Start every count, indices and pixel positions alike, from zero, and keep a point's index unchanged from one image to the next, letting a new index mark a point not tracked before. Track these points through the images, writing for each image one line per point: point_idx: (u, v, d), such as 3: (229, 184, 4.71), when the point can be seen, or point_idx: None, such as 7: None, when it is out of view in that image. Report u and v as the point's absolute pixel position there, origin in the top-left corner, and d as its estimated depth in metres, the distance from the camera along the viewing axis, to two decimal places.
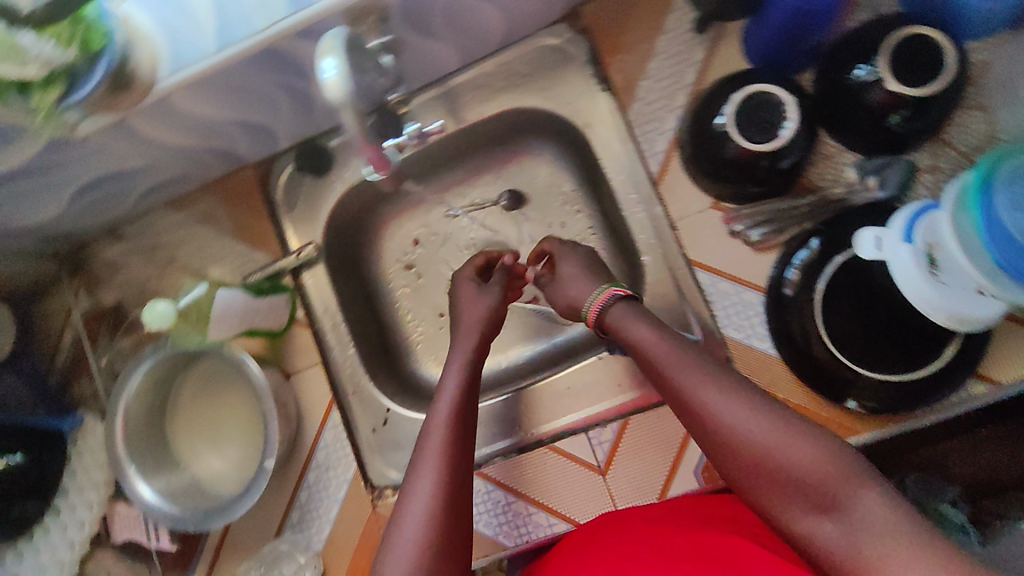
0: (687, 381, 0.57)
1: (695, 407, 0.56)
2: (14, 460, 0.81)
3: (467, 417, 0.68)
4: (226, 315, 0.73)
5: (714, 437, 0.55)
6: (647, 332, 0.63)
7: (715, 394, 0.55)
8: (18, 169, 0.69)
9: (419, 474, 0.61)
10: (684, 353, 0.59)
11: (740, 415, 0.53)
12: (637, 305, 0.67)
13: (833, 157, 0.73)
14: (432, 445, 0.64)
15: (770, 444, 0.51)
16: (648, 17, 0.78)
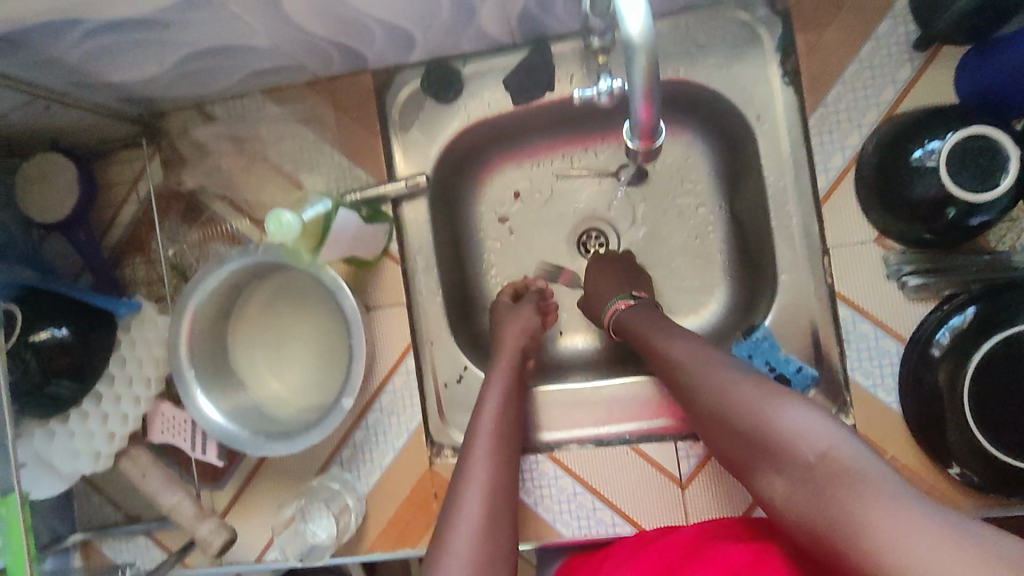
0: (716, 389, 0.58)
1: (720, 416, 0.56)
2: (59, 334, 0.70)
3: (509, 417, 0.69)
4: (341, 236, 0.66)
5: (740, 437, 0.54)
6: (674, 344, 0.65)
7: (736, 391, 0.56)
8: (138, 17, 0.59)
9: (467, 469, 0.63)
10: (709, 360, 0.61)
11: (772, 414, 0.52)
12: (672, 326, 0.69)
13: (1020, 222, 0.68)
14: (476, 444, 0.66)
15: (780, 425, 0.51)
16: (860, 17, 0.70)
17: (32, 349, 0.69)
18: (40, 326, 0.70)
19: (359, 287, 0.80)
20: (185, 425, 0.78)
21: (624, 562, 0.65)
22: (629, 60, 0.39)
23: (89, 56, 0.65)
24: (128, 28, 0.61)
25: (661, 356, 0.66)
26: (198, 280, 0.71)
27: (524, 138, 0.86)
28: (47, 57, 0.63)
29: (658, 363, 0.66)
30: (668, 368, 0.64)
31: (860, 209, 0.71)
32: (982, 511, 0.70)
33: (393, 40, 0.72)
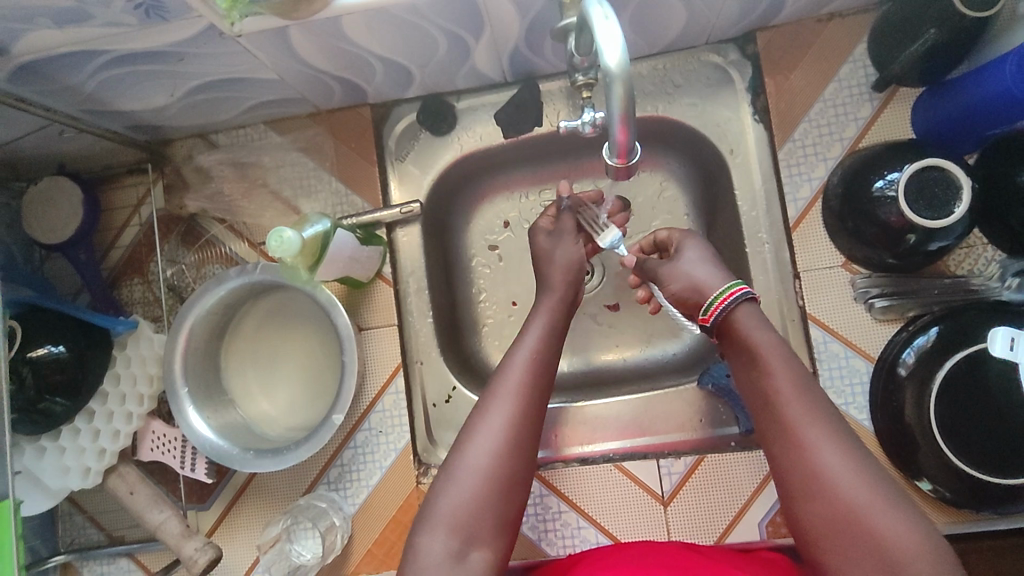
0: (814, 450, 0.53)
1: (814, 483, 0.52)
2: (55, 350, 0.71)
3: (549, 354, 0.67)
4: (338, 256, 0.69)
5: (831, 510, 0.51)
6: (778, 372, 0.57)
7: (837, 468, 0.52)
8: (154, 50, 0.63)
9: (495, 395, 0.63)
10: (813, 408, 0.55)
11: (874, 508, 0.50)
12: (773, 334, 0.60)
13: (975, 248, 0.74)
14: (508, 376, 0.64)
15: (880, 524, 0.49)
16: (823, 61, 0.77)
17: (30, 365, 0.70)
18: (39, 342, 0.71)
19: (351, 309, 0.83)
20: (176, 442, 0.79)
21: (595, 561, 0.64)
22: (606, 84, 0.43)
23: (103, 85, 0.69)
24: (143, 60, 0.65)
25: (759, 384, 0.58)
26: (196, 298, 0.74)
27: (512, 169, 0.91)
28: (65, 85, 0.67)
29: (753, 381, 0.59)
30: (765, 389, 0.57)
31: (828, 238, 0.76)
32: (950, 527, 0.74)
33: (392, 75, 0.77)
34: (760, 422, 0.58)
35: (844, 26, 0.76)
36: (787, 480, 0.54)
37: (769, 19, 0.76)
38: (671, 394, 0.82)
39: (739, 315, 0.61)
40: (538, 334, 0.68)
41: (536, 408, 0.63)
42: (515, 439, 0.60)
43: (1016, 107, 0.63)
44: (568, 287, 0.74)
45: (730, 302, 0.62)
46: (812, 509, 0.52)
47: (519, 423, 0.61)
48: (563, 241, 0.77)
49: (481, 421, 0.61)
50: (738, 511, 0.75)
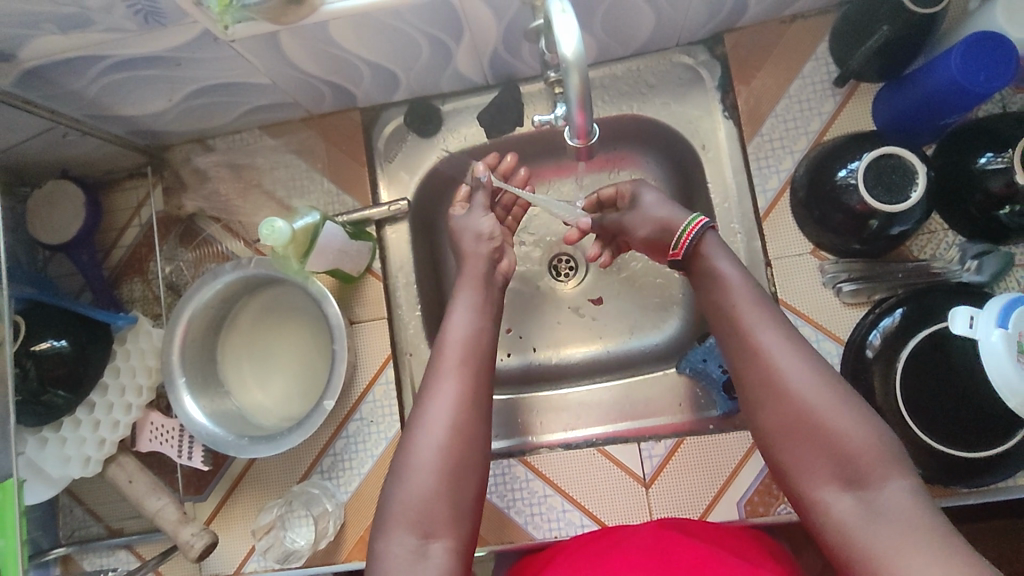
0: (771, 356, 0.63)
1: (772, 384, 0.62)
2: (58, 345, 0.75)
3: (479, 339, 0.72)
4: (327, 249, 0.73)
5: (786, 406, 0.61)
6: (739, 291, 0.67)
7: (794, 369, 0.61)
8: (152, 55, 0.67)
9: (438, 389, 0.67)
10: (766, 318, 0.64)
11: (824, 404, 0.59)
12: (733, 261, 0.69)
13: (937, 234, 0.77)
14: (445, 370, 0.68)
15: (833, 417, 0.59)
16: (787, 59, 0.81)
17: (32, 359, 0.73)
18: (42, 337, 0.74)
19: (342, 303, 0.87)
20: (174, 432, 0.81)
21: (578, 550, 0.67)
22: (562, 74, 0.48)
23: (105, 90, 0.73)
24: (142, 65, 0.69)
25: (721, 300, 0.67)
26: (194, 292, 0.77)
27: None
28: (68, 90, 0.71)
29: (718, 301, 0.68)
30: (729, 306, 0.66)
31: (796, 226, 0.80)
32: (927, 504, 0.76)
33: (379, 79, 0.81)
34: (725, 335, 0.67)
35: (806, 27, 0.81)
36: (749, 387, 0.64)
37: (735, 21, 0.80)
38: (651, 381, 0.85)
39: (705, 243, 0.70)
40: (465, 321, 0.72)
41: (475, 396, 0.67)
42: (457, 429, 0.65)
43: (964, 96, 0.66)
44: (485, 264, 0.77)
45: (694, 233, 0.70)
46: (772, 409, 0.61)
47: (459, 416, 0.66)
48: (479, 218, 0.80)
49: (425, 413, 0.66)
50: (718, 491, 0.77)
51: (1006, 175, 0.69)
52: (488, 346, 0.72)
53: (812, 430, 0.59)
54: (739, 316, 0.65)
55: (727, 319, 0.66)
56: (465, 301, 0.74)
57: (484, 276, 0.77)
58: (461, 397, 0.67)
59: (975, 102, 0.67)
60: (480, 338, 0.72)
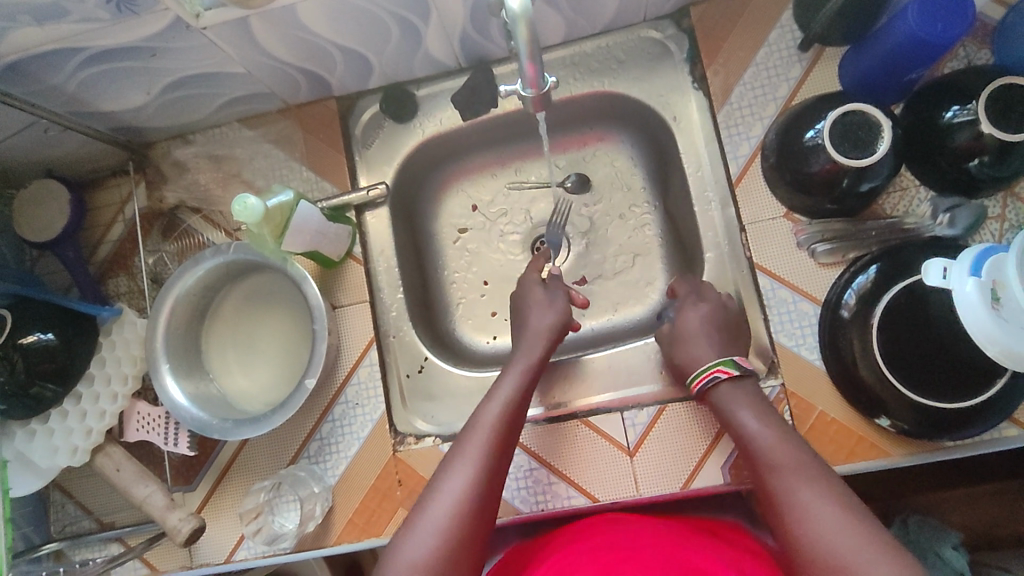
0: (800, 511, 0.58)
1: (805, 546, 0.56)
2: (44, 338, 0.76)
3: (514, 418, 0.70)
4: (304, 228, 0.74)
5: (825, 574, 0.54)
6: (772, 445, 0.64)
7: (825, 521, 0.56)
8: (125, 46, 0.68)
9: (463, 449, 0.67)
10: (800, 470, 0.61)
11: (834, 539, 0.55)
12: (756, 408, 0.69)
13: (909, 191, 0.78)
14: (476, 439, 0.67)
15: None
16: (752, 28, 0.82)
17: (21, 352, 0.74)
18: (28, 330, 0.75)
19: (325, 288, 0.87)
20: (160, 419, 0.82)
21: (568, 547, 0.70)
22: (512, 29, 0.50)
23: (83, 85, 0.74)
24: (118, 57, 0.70)
25: (754, 456, 0.65)
26: (176, 279, 0.78)
27: (474, 153, 0.96)
28: (47, 85, 0.72)
29: (750, 457, 0.66)
30: (766, 459, 0.63)
31: (768, 191, 0.80)
32: (910, 459, 0.75)
33: (352, 65, 0.83)
34: (761, 495, 0.63)
35: None
36: (789, 553, 0.58)
37: None
38: (633, 352, 0.85)
39: (717, 392, 0.72)
40: (507, 398, 0.71)
41: (499, 466, 0.66)
42: (477, 496, 0.63)
43: (926, 49, 0.67)
44: (546, 344, 0.78)
45: (709, 379, 0.73)
46: (812, 574, 0.55)
47: (482, 474, 0.65)
48: (554, 304, 0.81)
49: (447, 475, 0.65)
50: (700, 457, 0.78)
51: (973, 127, 0.69)
52: (521, 420, 0.72)
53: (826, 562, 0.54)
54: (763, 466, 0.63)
55: (759, 473, 0.64)
56: (510, 382, 0.73)
57: (532, 362, 0.76)
58: (488, 464, 0.66)
59: (936, 54, 0.68)
60: (517, 414, 0.71)
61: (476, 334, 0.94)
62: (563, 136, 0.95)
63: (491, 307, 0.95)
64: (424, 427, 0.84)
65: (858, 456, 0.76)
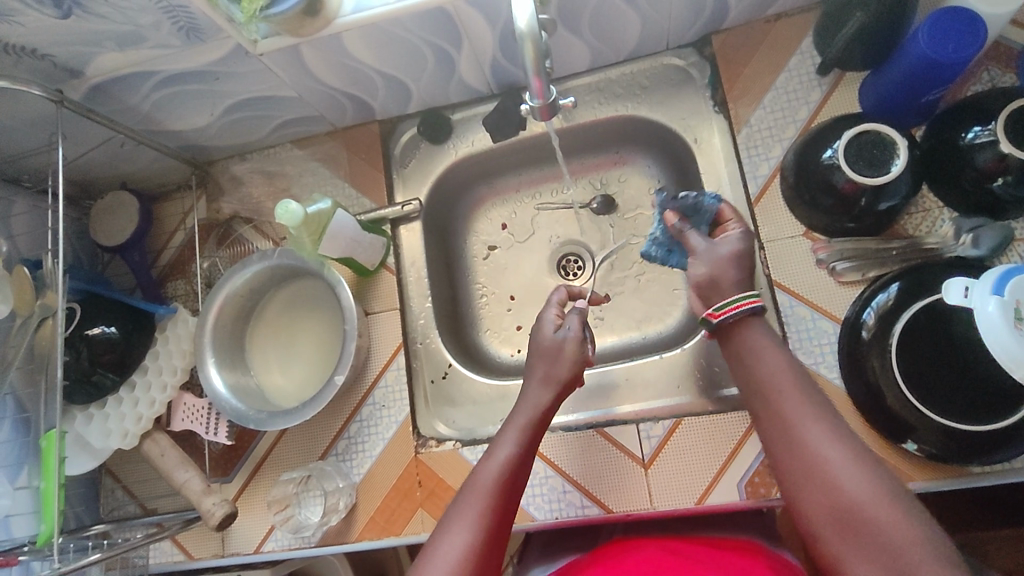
0: (816, 440, 0.59)
1: (814, 474, 0.58)
2: (108, 330, 0.83)
3: (517, 474, 0.67)
4: (339, 233, 0.80)
5: (831, 498, 0.57)
6: (775, 371, 0.64)
7: (837, 457, 0.58)
8: (194, 70, 0.77)
9: (463, 511, 0.63)
10: (812, 408, 0.61)
11: (848, 470, 0.57)
12: (769, 336, 0.67)
13: (932, 212, 0.78)
14: (476, 501, 0.64)
15: (886, 516, 0.54)
16: (772, 54, 0.85)
17: (86, 341, 0.82)
18: (94, 323, 0.83)
19: (360, 294, 0.93)
20: (203, 410, 0.88)
21: (595, 563, 0.73)
22: (520, 44, 0.58)
23: (156, 105, 0.84)
24: (187, 80, 0.79)
25: (758, 380, 0.65)
26: (225, 281, 0.86)
27: (505, 174, 1.01)
28: (126, 105, 0.82)
29: (754, 381, 0.65)
30: (767, 386, 0.64)
31: (788, 210, 0.82)
32: (936, 484, 0.73)
33: (393, 91, 0.90)
34: (765, 417, 0.64)
35: (789, 24, 0.85)
36: (786, 473, 0.60)
37: (720, 23, 0.86)
38: (651, 366, 0.87)
39: (746, 322, 0.68)
40: (509, 456, 0.67)
41: (500, 521, 0.63)
42: (479, 557, 0.60)
43: (940, 70, 0.69)
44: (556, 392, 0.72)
45: (746, 308, 0.68)
46: (818, 498, 0.57)
47: (485, 539, 0.61)
48: (571, 344, 0.74)
49: (447, 535, 0.61)
50: (716, 473, 0.77)
51: (993, 147, 0.69)
52: (522, 481, 0.68)
53: (831, 492, 0.57)
54: (773, 397, 0.63)
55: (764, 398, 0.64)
56: (513, 431, 0.70)
57: (539, 411, 0.71)
58: (492, 519, 0.63)
59: (951, 75, 0.70)
60: (520, 472, 0.67)
61: (501, 347, 0.97)
62: (589, 158, 0.99)
63: (516, 320, 0.98)
64: (446, 431, 0.88)
65: None
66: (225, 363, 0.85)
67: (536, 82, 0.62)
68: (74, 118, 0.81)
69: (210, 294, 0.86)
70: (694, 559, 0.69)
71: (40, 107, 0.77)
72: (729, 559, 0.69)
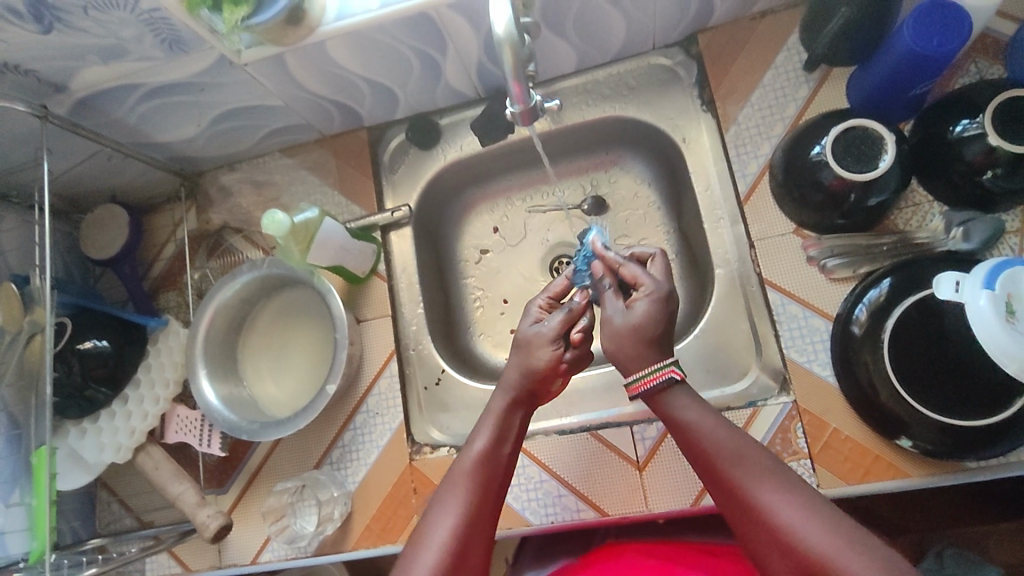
0: (766, 504, 0.56)
1: (770, 538, 0.55)
2: (100, 344, 0.83)
3: (494, 462, 0.67)
4: (328, 241, 0.80)
5: (791, 560, 0.53)
6: (705, 437, 0.62)
7: (784, 514, 0.55)
8: (178, 82, 0.77)
9: (443, 501, 0.63)
10: (748, 469, 0.59)
11: (802, 526, 0.53)
12: (699, 405, 0.65)
13: (922, 206, 0.77)
14: (455, 489, 0.64)
15: (848, 565, 0.51)
16: (759, 52, 0.85)
17: (77, 356, 0.82)
18: (85, 337, 0.83)
19: (352, 302, 0.93)
20: (197, 422, 0.88)
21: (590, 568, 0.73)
22: (499, 49, 0.58)
23: (142, 118, 0.83)
24: (172, 92, 0.79)
25: (700, 454, 0.62)
26: (215, 292, 0.85)
27: (495, 177, 1.01)
28: (111, 118, 0.82)
29: (692, 451, 0.63)
30: (703, 454, 0.62)
31: (778, 207, 0.81)
32: (932, 480, 0.72)
33: (379, 97, 0.90)
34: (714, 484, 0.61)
35: (775, 21, 0.85)
36: (746, 535, 0.58)
37: (706, 21, 0.86)
38: None
39: (668, 393, 0.66)
40: (486, 443, 0.68)
41: (480, 511, 0.63)
42: (459, 549, 0.60)
43: (926, 64, 0.69)
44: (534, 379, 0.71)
45: (663, 379, 0.66)
46: (779, 559, 0.54)
47: (467, 527, 0.61)
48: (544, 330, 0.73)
49: (424, 536, 0.61)
50: None
51: (981, 140, 0.69)
52: (502, 470, 0.67)
53: (789, 549, 0.54)
54: (711, 461, 0.61)
55: (708, 470, 0.61)
56: (488, 418, 0.70)
57: (512, 398, 0.71)
58: (472, 508, 0.62)
59: (937, 69, 0.70)
60: (497, 460, 0.67)
61: (494, 351, 0.97)
62: (579, 160, 0.99)
63: (509, 324, 0.98)
64: (440, 437, 0.87)
65: (876, 474, 0.74)
66: (216, 374, 0.85)
67: (518, 88, 0.62)
68: (60, 132, 0.81)
69: (201, 306, 0.85)
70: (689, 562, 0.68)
71: (25, 122, 0.77)
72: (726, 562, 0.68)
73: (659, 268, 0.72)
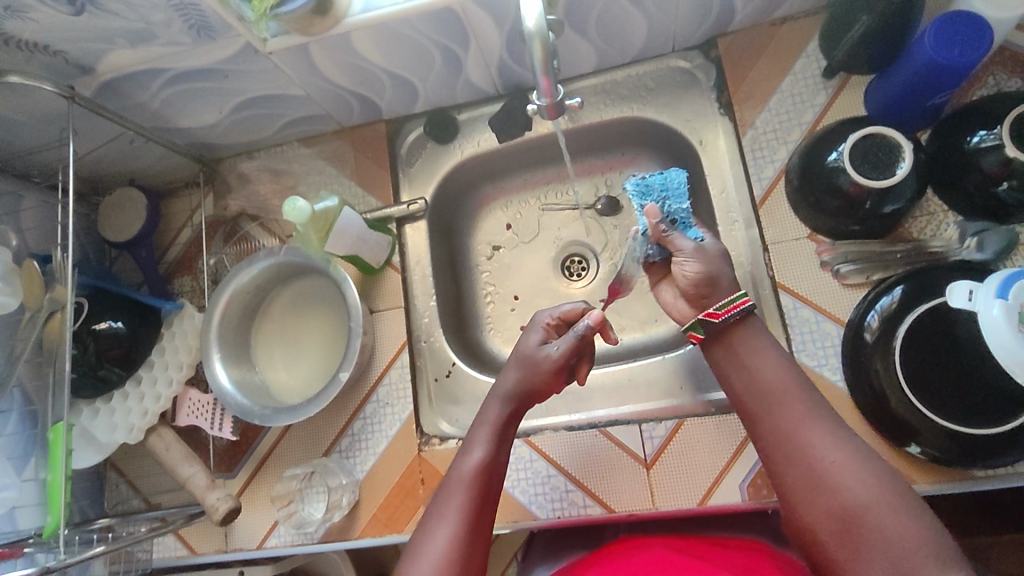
0: (819, 445, 0.60)
1: (818, 472, 0.59)
2: (116, 326, 0.84)
3: (492, 471, 0.68)
4: (346, 230, 0.81)
5: (835, 500, 0.57)
6: (775, 372, 0.66)
7: (838, 457, 0.59)
8: (203, 68, 0.78)
9: (445, 506, 0.64)
10: (812, 408, 0.63)
11: (849, 474, 0.58)
12: (767, 338, 0.68)
13: (936, 215, 0.78)
14: (454, 497, 0.65)
15: (887, 519, 0.55)
16: (778, 57, 0.86)
17: (92, 336, 0.83)
18: (101, 318, 0.84)
19: (365, 293, 0.93)
20: (209, 405, 0.89)
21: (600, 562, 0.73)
22: (528, 43, 0.59)
23: (165, 103, 0.84)
24: (196, 78, 0.80)
25: (756, 386, 0.66)
26: (232, 277, 0.86)
27: (511, 174, 1.02)
28: (135, 101, 0.83)
29: (751, 383, 0.66)
30: (764, 389, 0.65)
31: (793, 212, 0.82)
32: (939, 487, 0.73)
33: (400, 90, 0.91)
34: (763, 417, 0.65)
35: (795, 27, 0.86)
36: (787, 470, 0.61)
37: (727, 26, 0.86)
38: (654, 366, 0.87)
39: (744, 323, 0.68)
40: (485, 451, 0.69)
41: (479, 516, 0.64)
42: (462, 552, 0.61)
43: (945, 74, 0.69)
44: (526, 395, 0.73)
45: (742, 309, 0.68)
46: (820, 498, 0.58)
47: (466, 533, 0.62)
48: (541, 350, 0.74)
49: (428, 537, 0.62)
50: (719, 474, 0.77)
51: (998, 151, 0.70)
52: (498, 477, 0.69)
53: (833, 492, 0.58)
54: (771, 396, 0.65)
55: (769, 402, 0.64)
56: (485, 427, 0.71)
57: (508, 408, 0.72)
58: (472, 515, 0.63)
59: (956, 79, 0.70)
60: (495, 467, 0.68)
61: (504, 346, 0.98)
62: (595, 160, 1.00)
63: (520, 320, 0.98)
64: (449, 429, 0.88)
65: None
66: (230, 360, 0.86)
67: (545, 82, 0.63)
68: (85, 113, 0.82)
69: (215, 292, 0.86)
70: (699, 559, 0.69)
71: (52, 103, 0.78)
72: (734, 561, 0.69)
73: (715, 246, 0.73)
